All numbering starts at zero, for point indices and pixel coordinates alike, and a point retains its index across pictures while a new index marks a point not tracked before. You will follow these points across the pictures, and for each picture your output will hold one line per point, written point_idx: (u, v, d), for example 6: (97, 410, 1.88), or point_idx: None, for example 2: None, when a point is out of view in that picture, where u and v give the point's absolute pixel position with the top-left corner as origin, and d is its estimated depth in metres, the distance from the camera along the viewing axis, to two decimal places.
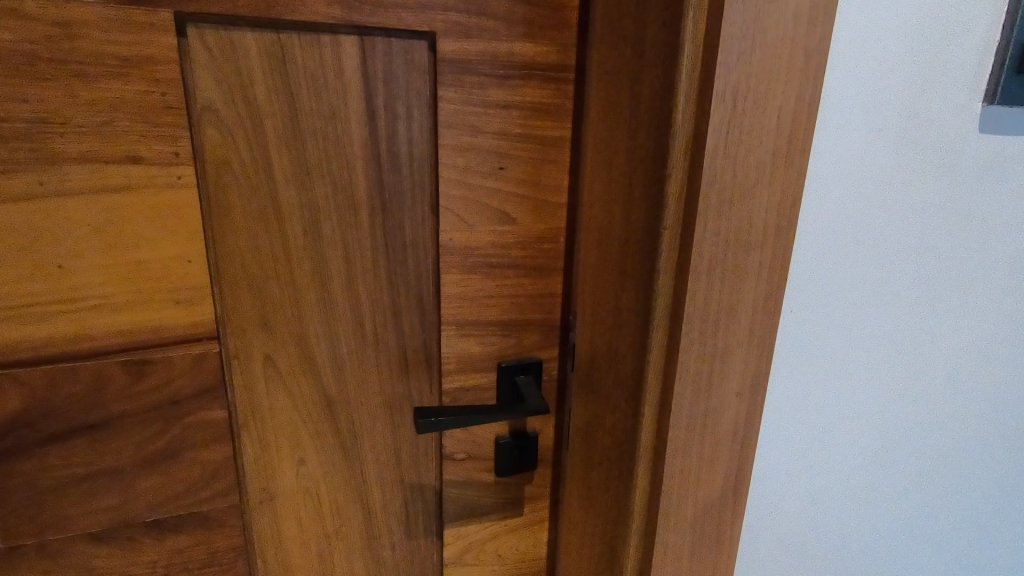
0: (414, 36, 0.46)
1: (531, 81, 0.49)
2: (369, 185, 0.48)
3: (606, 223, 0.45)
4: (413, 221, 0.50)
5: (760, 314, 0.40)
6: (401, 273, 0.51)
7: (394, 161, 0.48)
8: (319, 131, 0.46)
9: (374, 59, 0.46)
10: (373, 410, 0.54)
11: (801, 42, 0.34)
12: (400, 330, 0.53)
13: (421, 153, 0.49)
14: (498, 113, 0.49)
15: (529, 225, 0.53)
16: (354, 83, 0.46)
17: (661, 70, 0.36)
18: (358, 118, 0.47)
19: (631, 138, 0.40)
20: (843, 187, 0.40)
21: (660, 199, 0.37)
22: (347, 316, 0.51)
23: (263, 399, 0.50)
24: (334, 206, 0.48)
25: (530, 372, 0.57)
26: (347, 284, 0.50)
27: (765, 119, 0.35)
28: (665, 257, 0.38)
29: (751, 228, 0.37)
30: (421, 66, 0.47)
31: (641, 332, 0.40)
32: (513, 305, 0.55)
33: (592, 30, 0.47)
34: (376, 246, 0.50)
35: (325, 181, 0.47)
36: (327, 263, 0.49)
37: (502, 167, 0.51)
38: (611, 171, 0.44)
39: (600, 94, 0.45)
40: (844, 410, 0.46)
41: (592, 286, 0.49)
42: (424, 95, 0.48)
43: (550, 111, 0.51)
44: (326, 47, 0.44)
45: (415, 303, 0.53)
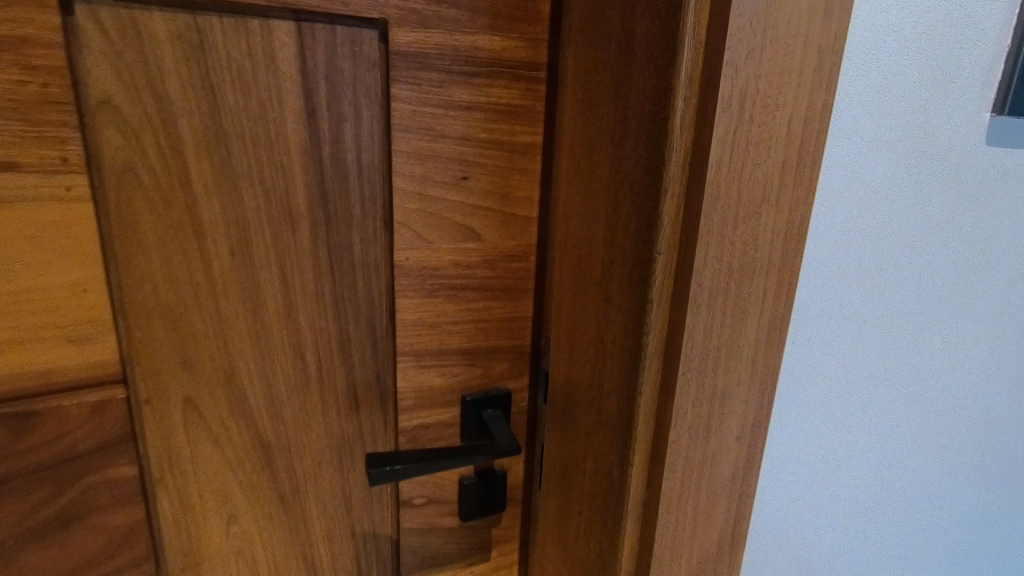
0: (363, 24, 0.39)
1: (498, 80, 0.44)
2: (311, 197, 0.41)
3: (586, 242, 0.40)
4: (362, 237, 0.44)
5: (764, 348, 0.35)
6: (350, 298, 0.45)
7: (340, 169, 0.42)
8: (247, 134, 0.39)
9: (314, 50, 0.39)
10: (319, 455, 0.47)
11: (816, 38, 0.30)
12: (349, 362, 0.46)
13: (372, 161, 0.42)
14: (461, 115, 0.43)
15: (496, 242, 0.47)
16: (291, 77, 0.39)
17: (656, 68, 0.31)
18: (297, 118, 0.40)
19: (617, 147, 0.35)
20: (849, 204, 0.36)
21: (652, 218, 0.32)
22: (286, 350, 0.44)
23: (183, 449, 0.43)
24: (269, 222, 0.41)
25: (498, 405, 0.51)
26: (286, 312, 0.43)
27: (775, 127, 0.30)
28: (659, 285, 0.33)
29: (756, 253, 0.33)
30: (370, 58, 0.40)
31: (630, 371, 0.35)
32: (478, 331, 0.49)
33: (568, 24, 0.42)
34: (320, 268, 0.43)
35: (256, 194, 0.40)
36: (260, 289, 0.42)
37: (466, 177, 0.45)
38: (592, 184, 0.38)
39: (578, 95, 0.39)
40: (843, 445, 0.42)
41: (568, 312, 0.43)
42: (376, 93, 0.41)
43: (518, 114, 0.45)
44: (255, 34, 0.37)
45: (367, 332, 0.46)
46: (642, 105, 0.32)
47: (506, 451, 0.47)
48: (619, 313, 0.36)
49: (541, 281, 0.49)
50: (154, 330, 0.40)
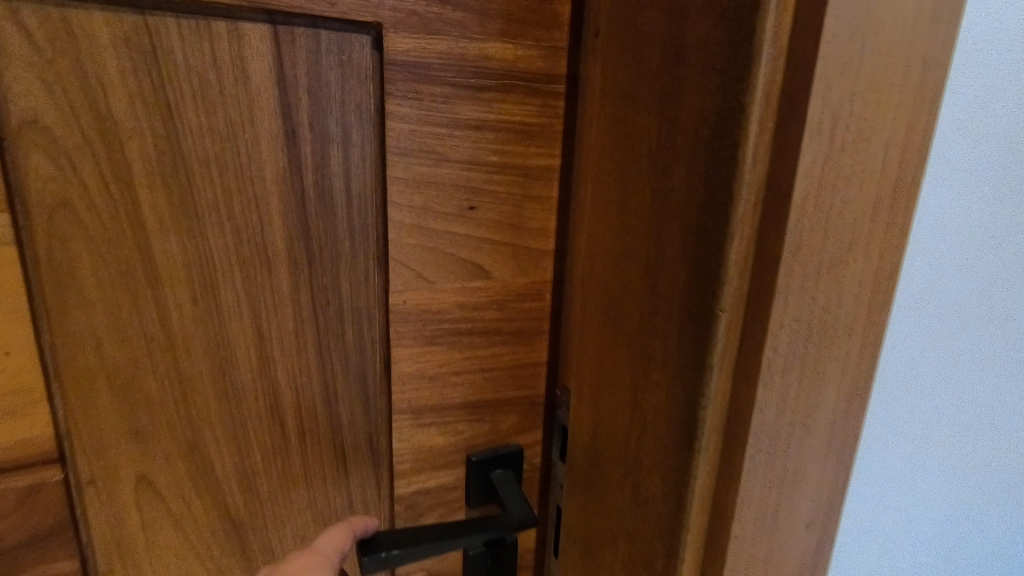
0: (353, 28, 0.33)
1: (511, 95, 0.37)
2: (290, 233, 0.35)
3: (618, 288, 0.33)
4: (352, 279, 0.37)
5: (842, 421, 0.29)
6: (337, 349, 0.38)
7: (325, 199, 0.35)
8: (213, 160, 0.32)
9: (294, 59, 0.32)
10: (302, 532, 0.40)
11: (922, 47, 0.24)
12: (337, 422, 0.39)
13: (361, 190, 0.36)
14: (468, 136, 0.37)
15: (507, 280, 0.41)
16: (266, 92, 0.32)
17: (719, 83, 0.25)
18: (273, 141, 0.33)
19: (661, 177, 0.29)
20: (937, 236, 0.33)
21: (714, 268, 0.26)
22: (262, 412, 0.37)
23: (137, 535, 0.36)
24: (241, 265, 0.34)
25: (508, 465, 0.45)
26: (260, 368, 0.36)
27: (869, 157, 0.24)
28: (721, 349, 0.27)
29: (840, 310, 0.27)
30: (362, 69, 0.34)
31: (682, 450, 0.29)
32: (485, 382, 0.43)
33: (594, 29, 0.35)
34: (302, 315, 0.36)
35: (225, 231, 0.33)
36: (230, 342, 0.35)
37: (473, 207, 0.38)
38: (626, 219, 0.32)
39: (608, 114, 0.33)
40: (907, 488, 0.40)
41: (593, 366, 0.37)
42: (369, 109, 0.35)
43: (534, 133, 0.39)
44: (221, 40, 0.31)
45: (357, 387, 0.39)
46: (699, 128, 0.26)
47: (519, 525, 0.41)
48: (665, 377, 0.30)
49: (558, 324, 0.43)
50: (99, 396, 0.33)
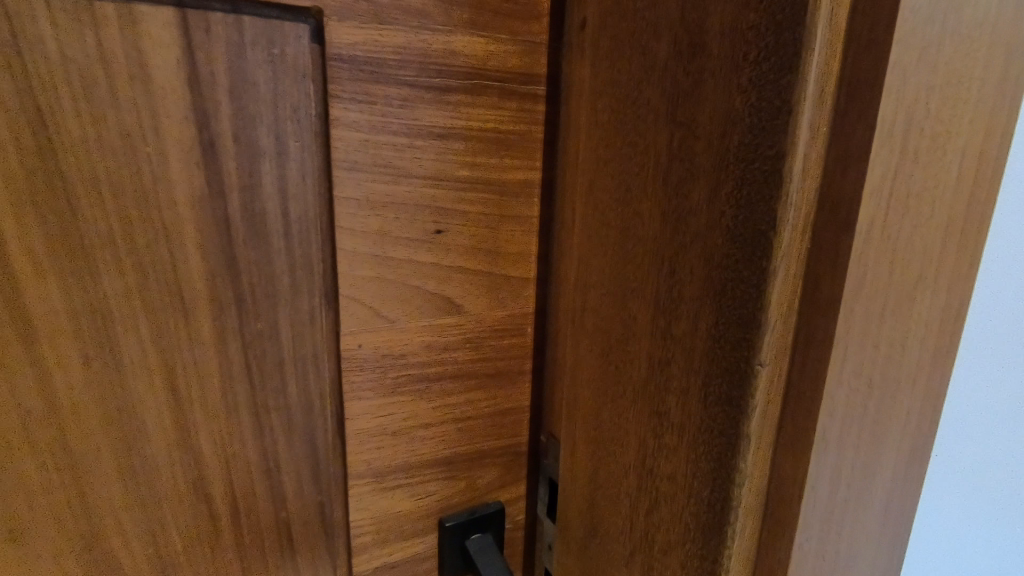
0: (286, 15, 0.27)
1: (483, 97, 0.32)
2: (212, 269, 0.28)
3: (621, 327, 0.28)
4: (295, 321, 0.31)
5: (900, 491, 0.24)
6: (277, 406, 0.32)
7: (256, 226, 0.29)
8: (103, 181, 0.26)
9: (210, 52, 0.26)
10: None
11: (1008, 31, 0.19)
12: (279, 492, 0.33)
13: (298, 213, 0.29)
14: (433, 145, 0.31)
15: (483, 314, 0.35)
16: (174, 95, 0.26)
17: (753, 77, 0.20)
18: (183, 156, 0.27)
19: (676, 195, 0.24)
20: (1012, 256, 0.29)
21: (748, 312, 0.20)
22: (181, 487, 0.30)
23: None
24: (147, 310, 0.28)
25: (489, 527, 0.39)
26: (178, 434, 0.30)
27: (943, 170, 0.19)
28: (761, 413, 0.21)
29: (903, 360, 0.21)
30: (298, 66, 0.27)
31: (709, 534, 0.23)
32: (459, 434, 0.36)
33: (582, 20, 0.30)
34: (229, 369, 0.30)
35: (122, 267, 0.27)
36: (135, 404, 0.28)
37: (441, 230, 0.32)
38: (628, 245, 0.27)
39: (606, 119, 0.27)
40: (959, 535, 0.35)
41: (591, 418, 0.31)
42: (310, 115, 0.28)
43: (512, 142, 0.33)
44: (111, 27, 0.24)
45: (303, 448, 0.33)
46: (726, 134, 0.21)
47: None
48: (684, 442, 0.24)
49: (543, 364, 0.37)
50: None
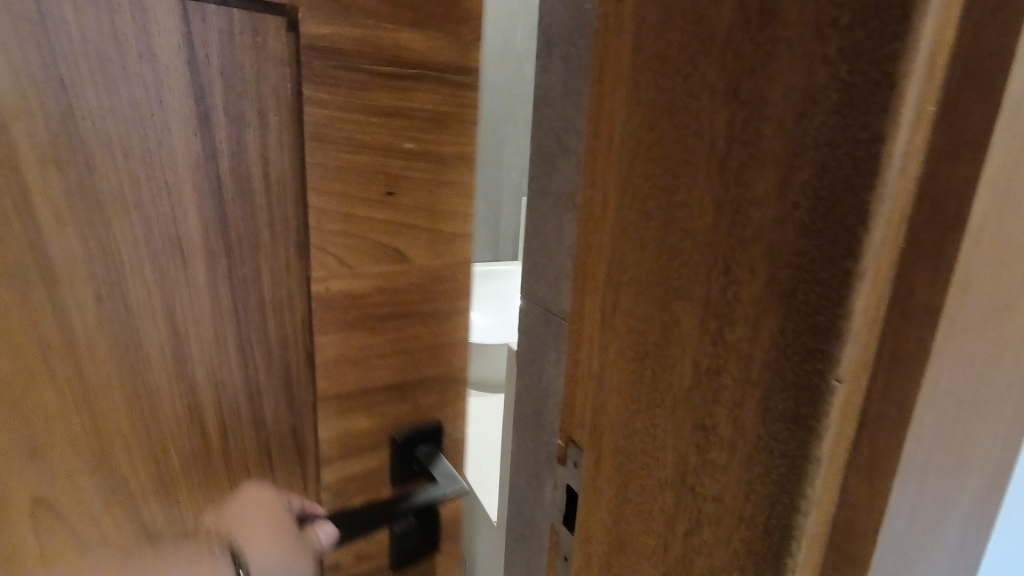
0: (266, 10, 0.39)
1: (423, 85, 0.47)
2: (207, 222, 0.40)
3: (661, 328, 0.25)
4: (274, 219, 0.43)
5: (979, 523, 0.21)
6: (265, 320, 0.44)
7: (241, 182, 0.41)
8: (121, 139, 0.37)
9: (206, 45, 0.37)
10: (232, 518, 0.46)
11: None
12: (261, 411, 0.46)
13: (281, 187, 0.43)
14: (388, 124, 0.46)
15: (418, 259, 0.50)
16: (173, 68, 0.37)
17: (843, 47, 0.17)
18: (188, 148, 0.38)
19: (734, 184, 0.21)
20: None
21: (827, 319, 0.18)
22: (174, 397, 0.42)
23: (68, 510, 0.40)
24: (150, 255, 0.39)
25: (431, 440, 0.55)
26: (191, 359, 0.42)
27: None
28: (834, 434, 0.19)
29: (1001, 376, 0.19)
30: (276, 52, 0.40)
31: (767, 563, 0.21)
32: (406, 362, 0.52)
33: None
34: (217, 298, 0.42)
35: (135, 224, 0.38)
36: (141, 333, 0.40)
37: (393, 191, 0.47)
38: (672, 238, 0.24)
39: (652, 98, 0.25)
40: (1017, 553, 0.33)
41: (622, 423, 0.29)
42: (286, 94, 0.41)
43: (444, 122, 0.48)
44: (122, 13, 0.35)
45: (278, 365, 0.46)
46: (802, 113, 0.18)
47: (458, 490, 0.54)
48: (732, 461, 0.22)
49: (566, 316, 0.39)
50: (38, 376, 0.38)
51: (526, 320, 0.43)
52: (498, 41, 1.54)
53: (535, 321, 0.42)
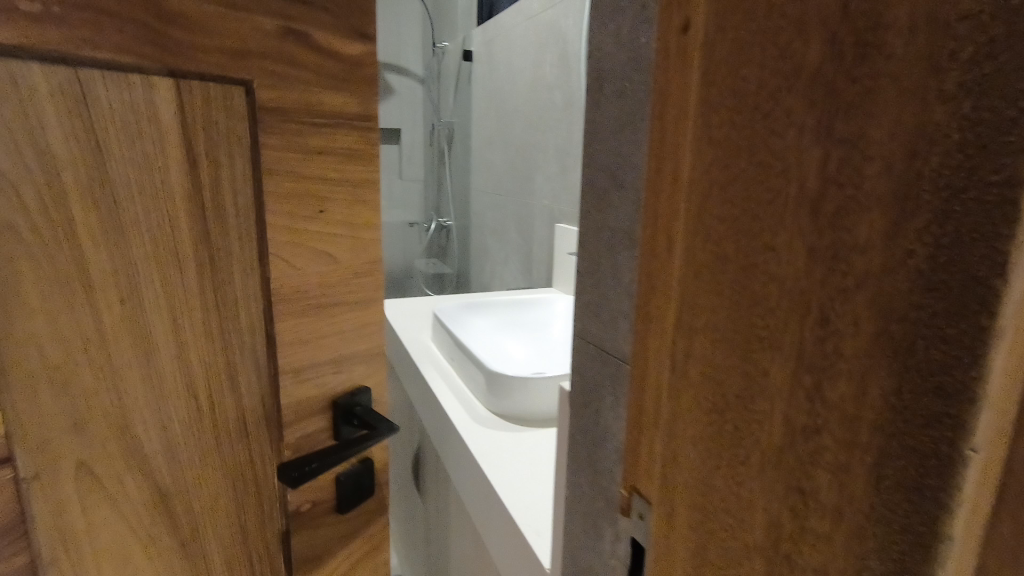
0: (232, 81, 0.44)
1: (341, 130, 0.52)
2: (194, 238, 0.44)
3: (742, 380, 0.24)
4: (241, 255, 0.47)
5: None
6: (234, 331, 0.48)
7: (218, 212, 0.45)
8: (129, 179, 0.40)
9: (193, 104, 0.42)
10: (217, 504, 0.49)
11: None
12: (237, 397, 0.49)
13: (247, 211, 0.47)
14: (317, 160, 0.51)
15: (341, 254, 0.55)
16: (169, 127, 0.41)
17: (961, 87, 0.16)
18: (185, 194, 0.43)
19: (831, 229, 0.19)
20: None
21: (956, 380, 0.17)
22: (178, 400, 0.45)
23: (77, 517, 0.41)
24: (157, 271, 0.42)
25: (362, 402, 0.60)
26: (195, 380, 0.46)
27: None
28: (970, 507, 0.17)
29: None
30: (240, 108, 0.45)
31: None
32: (335, 345, 0.57)
33: (685, 20, 0.27)
34: (206, 308, 0.46)
35: (149, 247, 0.42)
36: (150, 338, 0.43)
37: (323, 211, 0.52)
38: (753, 282, 0.23)
39: (724, 131, 0.24)
40: None
41: (698, 476, 0.27)
42: (246, 140, 0.46)
43: (358, 154, 0.54)
44: (135, 87, 0.39)
45: (251, 362, 0.50)
46: (913, 156, 0.17)
47: (390, 428, 0.59)
48: (841, 531, 0.20)
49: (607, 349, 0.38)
50: None
51: (581, 360, 0.42)
52: (527, 72, 1.56)
53: (590, 362, 0.40)
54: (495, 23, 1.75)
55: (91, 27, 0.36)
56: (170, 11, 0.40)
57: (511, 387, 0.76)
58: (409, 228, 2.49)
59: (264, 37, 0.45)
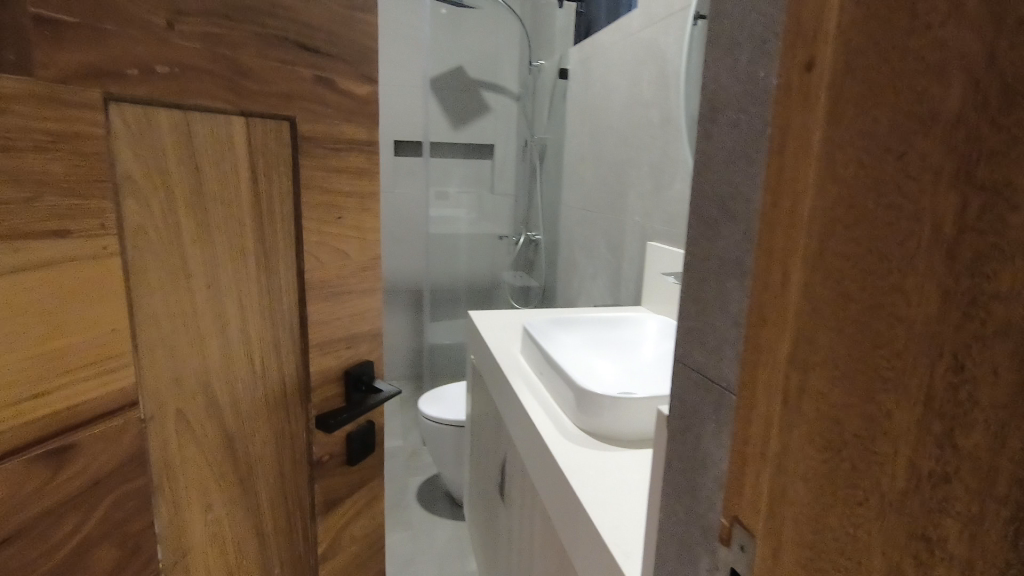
0: (281, 117, 0.55)
1: (353, 152, 0.64)
2: (257, 230, 0.55)
3: (864, 421, 0.24)
4: (281, 242, 0.58)
5: None
6: (275, 309, 0.59)
7: (270, 216, 0.56)
8: (216, 185, 0.50)
9: (256, 135, 0.53)
10: (264, 443, 0.60)
11: None
12: (279, 360, 0.60)
13: (287, 213, 0.58)
14: (337, 175, 0.62)
15: (356, 257, 0.67)
16: (240, 151, 0.52)
17: None
18: (250, 199, 0.54)
19: (969, 275, 0.21)
20: None
21: None
22: (241, 363, 0.56)
23: (177, 460, 0.50)
24: (231, 256, 0.53)
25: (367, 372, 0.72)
26: (249, 347, 0.57)
27: None
28: None
29: None
30: (283, 134, 0.56)
31: None
32: (352, 328, 0.69)
33: (810, 58, 0.26)
34: (262, 288, 0.57)
35: (226, 241, 0.52)
36: (224, 313, 0.53)
37: (340, 217, 0.64)
38: (876, 321, 0.23)
39: (853, 158, 0.23)
40: None
41: (811, 516, 0.26)
42: (286, 162, 0.57)
43: (368, 173, 0.67)
44: (224, 122, 0.50)
45: (287, 334, 0.61)
46: None
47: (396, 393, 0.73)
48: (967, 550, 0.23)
49: (707, 371, 0.39)
50: None
51: (680, 386, 0.42)
52: (623, 89, 1.56)
53: (689, 386, 0.41)
54: (592, 41, 1.78)
55: (197, 84, 0.46)
56: (244, 68, 0.50)
57: (600, 404, 0.76)
58: (499, 241, 2.53)
59: (300, 83, 0.56)
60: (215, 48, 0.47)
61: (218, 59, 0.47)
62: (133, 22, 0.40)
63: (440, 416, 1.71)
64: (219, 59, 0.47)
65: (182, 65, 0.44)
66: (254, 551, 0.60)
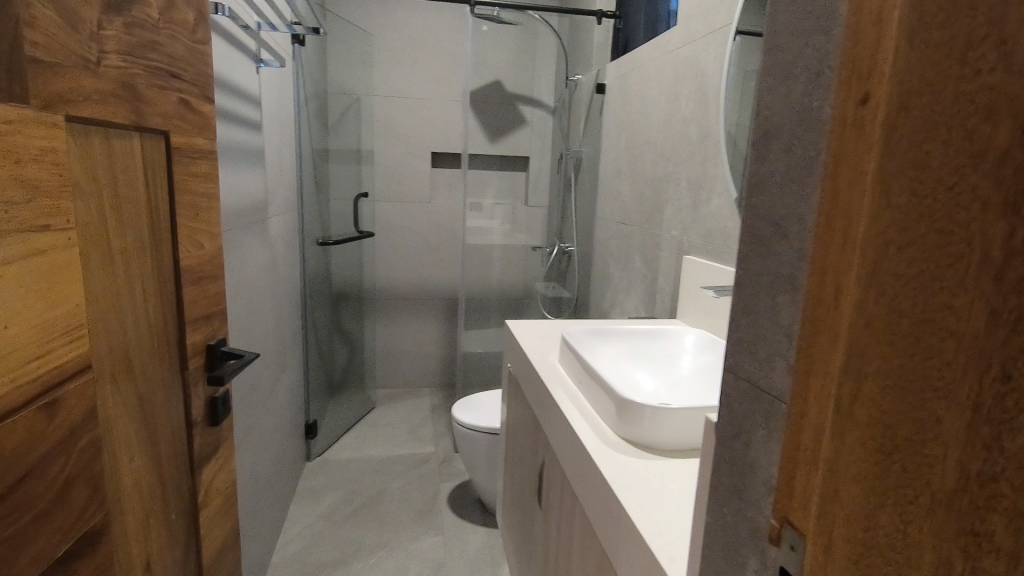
0: (157, 133, 0.64)
1: (200, 161, 0.74)
2: (148, 227, 0.64)
3: (916, 427, 0.26)
4: (161, 236, 0.67)
5: None
6: (161, 292, 0.68)
7: (153, 215, 0.65)
8: (120, 187, 0.59)
9: (141, 146, 0.62)
10: (161, 406, 0.68)
11: None
12: (167, 333, 0.69)
13: (164, 212, 0.67)
14: (192, 178, 0.72)
15: (208, 247, 0.76)
16: (135, 159, 0.61)
17: None
18: (142, 199, 0.63)
19: (1017, 294, 0.23)
20: None
21: None
22: (145, 339, 0.64)
23: (110, 418, 0.58)
24: (133, 243, 0.62)
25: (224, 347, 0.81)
26: (149, 324, 0.65)
27: None
28: None
29: None
30: (158, 147, 0.65)
31: None
32: (208, 310, 0.77)
33: (863, 93, 0.28)
34: (154, 273, 0.66)
35: (131, 234, 0.61)
36: (133, 294, 0.62)
37: (196, 213, 0.73)
38: (929, 336, 0.25)
39: (894, 194, 0.26)
40: None
41: (859, 514, 0.28)
42: (161, 172, 0.66)
43: (211, 179, 0.77)
44: (123, 136, 0.59)
45: (170, 314, 0.69)
46: None
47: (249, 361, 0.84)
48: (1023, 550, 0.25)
49: (755, 380, 0.41)
50: None
51: (730, 395, 0.44)
52: (663, 107, 1.58)
53: (741, 398, 0.43)
54: (631, 59, 1.81)
55: (115, 107, 0.55)
56: (141, 95, 0.59)
57: (641, 415, 0.78)
58: (532, 252, 2.56)
59: (170, 104, 0.65)
60: (124, 78, 0.56)
61: (124, 87, 0.56)
62: (81, 58, 0.49)
63: (476, 423, 1.74)
64: (126, 87, 0.56)
65: (107, 93, 0.53)
66: (160, 499, 0.67)
